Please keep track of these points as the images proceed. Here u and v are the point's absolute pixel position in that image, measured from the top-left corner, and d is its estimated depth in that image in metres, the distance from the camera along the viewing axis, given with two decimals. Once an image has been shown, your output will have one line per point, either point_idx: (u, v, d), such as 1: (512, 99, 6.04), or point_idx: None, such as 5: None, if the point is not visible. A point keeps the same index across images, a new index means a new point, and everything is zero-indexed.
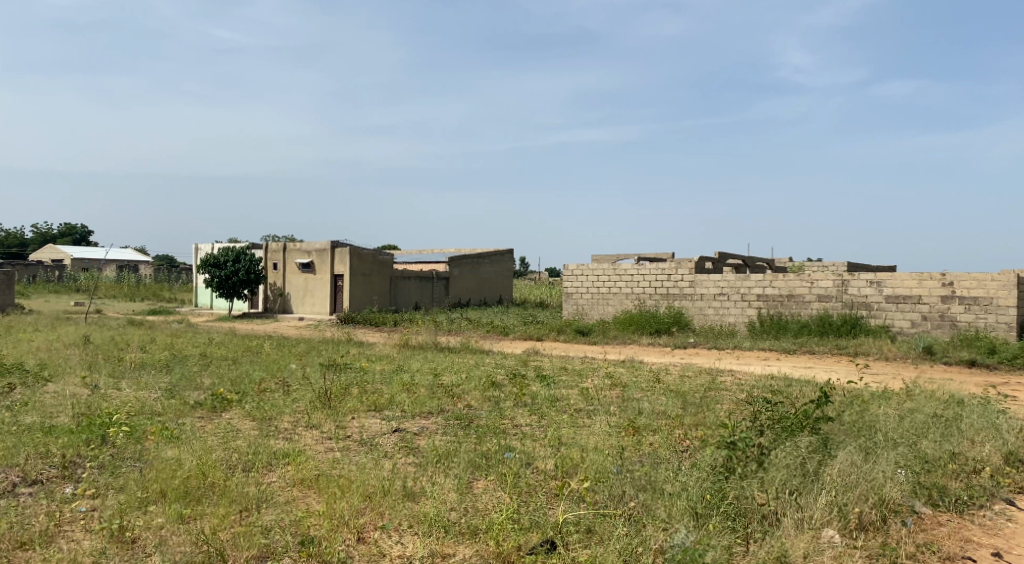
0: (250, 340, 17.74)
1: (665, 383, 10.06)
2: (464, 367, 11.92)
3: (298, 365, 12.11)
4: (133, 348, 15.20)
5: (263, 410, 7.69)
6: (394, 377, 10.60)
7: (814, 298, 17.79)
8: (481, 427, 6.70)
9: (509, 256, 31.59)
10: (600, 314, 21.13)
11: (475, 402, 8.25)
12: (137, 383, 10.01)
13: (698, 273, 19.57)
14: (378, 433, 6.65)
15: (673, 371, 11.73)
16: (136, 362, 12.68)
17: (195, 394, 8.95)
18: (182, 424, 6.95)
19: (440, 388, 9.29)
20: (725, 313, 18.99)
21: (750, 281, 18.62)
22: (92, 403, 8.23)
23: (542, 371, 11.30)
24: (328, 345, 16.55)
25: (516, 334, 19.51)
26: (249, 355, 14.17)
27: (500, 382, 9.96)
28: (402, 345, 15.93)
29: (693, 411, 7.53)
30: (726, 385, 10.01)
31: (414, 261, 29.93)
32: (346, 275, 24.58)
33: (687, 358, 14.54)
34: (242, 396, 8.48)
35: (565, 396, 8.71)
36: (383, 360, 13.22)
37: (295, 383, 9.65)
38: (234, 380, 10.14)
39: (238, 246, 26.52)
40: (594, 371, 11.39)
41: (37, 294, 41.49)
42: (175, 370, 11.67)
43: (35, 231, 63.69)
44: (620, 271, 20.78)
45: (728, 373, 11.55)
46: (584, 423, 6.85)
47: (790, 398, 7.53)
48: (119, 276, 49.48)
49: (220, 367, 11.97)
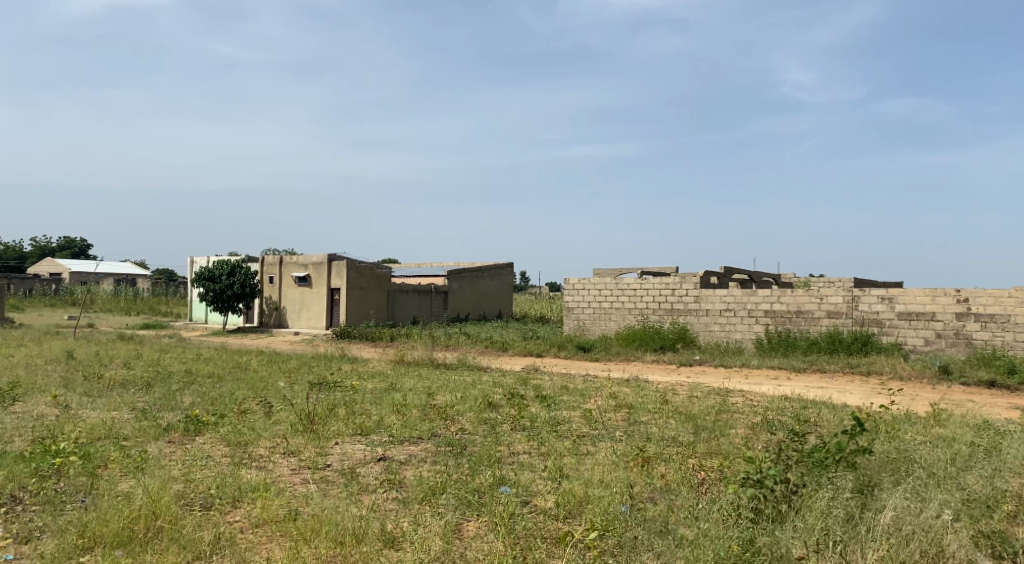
0: (239, 356, 17.13)
1: (673, 404, 9.45)
2: (459, 386, 11.30)
3: (285, 383, 11.50)
4: (117, 364, 14.60)
5: (239, 434, 7.07)
6: (385, 396, 10.00)
7: (823, 314, 17.20)
8: (474, 456, 6.09)
9: (509, 270, 31.00)
10: (602, 330, 20.52)
11: (469, 425, 7.64)
12: (111, 403, 9.37)
13: (703, 288, 18.99)
14: (362, 461, 6.04)
15: (680, 391, 11.10)
16: (116, 379, 12.05)
17: (170, 415, 8.35)
18: (148, 450, 6.34)
19: (433, 409, 8.70)
20: (731, 330, 18.40)
21: (757, 296, 18.03)
22: (56, 425, 7.62)
23: (541, 390, 10.69)
24: (320, 361, 15.93)
25: (515, 350, 18.91)
26: (236, 372, 13.56)
27: (497, 402, 9.36)
28: (396, 361, 15.32)
29: (706, 439, 6.92)
30: (737, 407, 9.39)
31: (412, 274, 29.35)
32: (342, 289, 24.01)
33: (693, 376, 13.95)
34: (220, 418, 7.87)
35: (567, 419, 8.10)
36: (376, 378, 12.59)
37: (280, 403, 9.03)
38: (215, 399, 9.52)
39: (233, 259, 25.98)
40: (596, 391, 10.77)
41: (31, 307, 40.90)
42: (155, 388, 11.05)
43: (33, 244, 63.15)
44: (622, 286, 20.20)
45: (738, 394, 10.92)
46: (588, 451, 6.24)
47: (812, 427, 6.91)
48: (116, 289, 48.89)
49: (203, 385, 11.36)
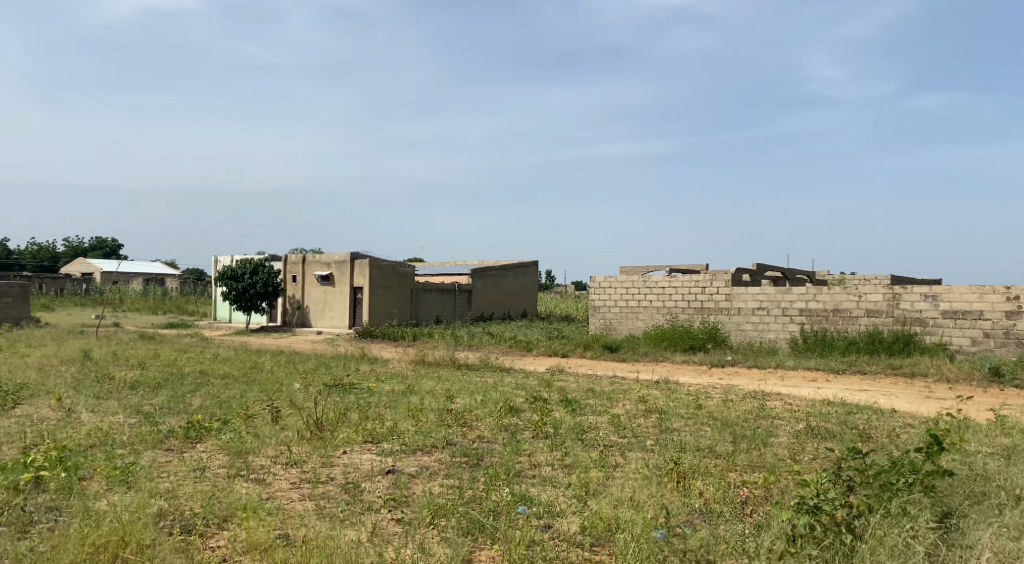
0: (257, 356, 16.76)
1: (707, 409, 8.83)
2: (481, 388, 10.77)
3: (299, 385, 11.06)
4: (133, 364, 14.30)
5: (242, 441, 6.61)
6: (401, 399, 9.51)
7: (862, 312, 16.42)
8: (492, 468, 5.57)
9: (533, 268, 30.41)
10: (630, 329, 19.88)
11: (488, 433, 7.10)
12: (117, 406, 8.99)
13: (735, 286, 18.31)
14: (368, 473, 5.53)
15: (713, 395, 10.48)
16: (128, 380, 11.69)
17: (174, 420, 7.92)
18: (141, 460, 5.89)
19: (450, 414, 8.20)
20: (765, 329, 17.69)
21: (792, 294, 17.30)
22: (53, 430, 7.22)
23: (566, 393, 10.13)
24: (338, 361, 15.52)
25: (540, 349, 18.35)
26: (252, 373, 13.16)
27: (518, 407, 8.82)
28: (416, 361, 14.84)
29: (746, 450, 6.33)
30: (776, 412, 8.76)
31: (436, 272, 28.89)
32: (365, 287, 23.63)
33: (726, 378, 13.31)
34: (225, 423, 7.41)
35: (593, 426, 7.53)
36: (394, 379, 12.12)
37: (290, 407, 8.58)
38: (224, 402, 9.10)
39: (256, 258, 25.71)
40: (624, 394, 10.17)
41: (62, 306, 41.22)
42: (166, 390, 10.66)
43: (66, 244, 63.88)
44: (650, 284, 19.55)
45: (776, 398, 10.26)
46: (617, 464, 5.67)
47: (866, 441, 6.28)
48: (145, 289, 49.19)
49: (215, 387, 10.96)
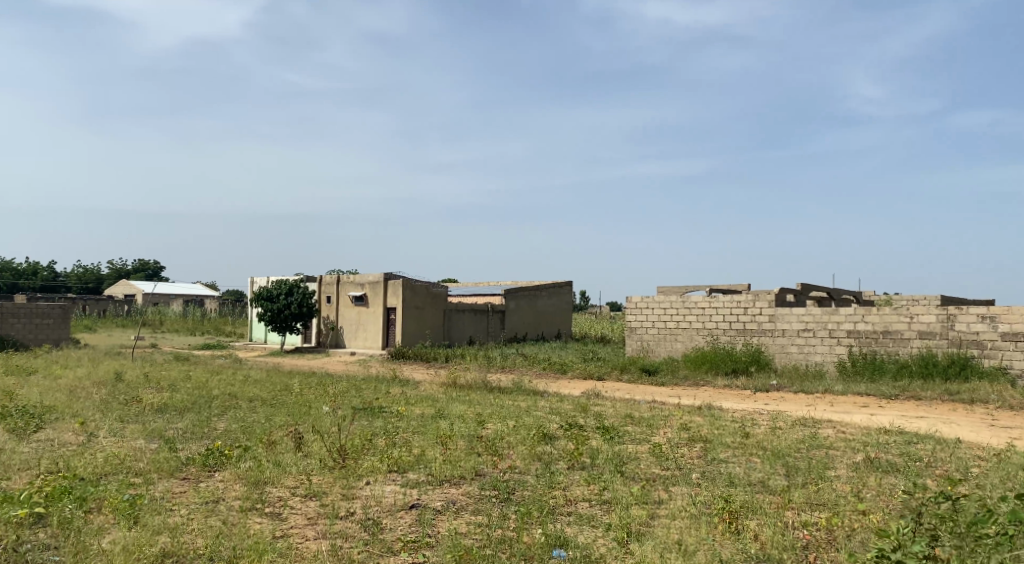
0: (288, 377, 16.53)
1: (755, 439, 8.28)
2: (514, 413, 10.34)
3: (328, 409, 10.74)
4: (163, 386, 14.13)
5: (261, 471, 6.27)
6: (430, 424, 9.11)
7: (915, 334, 15.66)
8: (525, 504, 5.14)
9: (568, 289, 29.92)
10: (668, 351, 19.28)
11: (520, 463, 6.66)
12: (140, 431, 8.74)
13: (779, 307, 17.66)
14: (390, 508, 5.13)
15: (760, 422, 9.91)
16: (156, 402, 11.48)
17: (196, 446, 7.61)
18: (153, 491, 5.57)
19: (481, 442, 7.78)
20: (810, 352, 16.99)
21: (839, 315, 16.60)
22: (69, 456, 6.94)
23: (604, 419, 9.65)
24: (369, 383, 15.20)
25: (575, 372, 17.85)
26: (281, 395, 12.89)
27: (553, 434, 8.36)
28: (448, 384, 14.43)
29: (802, 486, 5.82)
30: (830, 442, 8.18)
31: (469, 292, 28.57)
32: (398, 308, 23.39)
33: (772, 404, 12.69)
34: (245, 450, 7.06)
35: (633, 457, 7.05)
36: (424, 402, 11.74)
37: (315, 432, 8.22)
38: (249, 427, 8.79)
39: (291, 279, 25.66)
40: (665, 420, 9.66)
41: (103, 327, 41.75)
42: (192, 413, 10.41)
43: (110, 267, 65.10)
44: (689, 305, 18.97)
45: (828, 425, 9.66)
46: (662, 502, 5.21)
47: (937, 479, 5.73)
48: (185, 310, 49.71)
49: (242, 410, 10.68)
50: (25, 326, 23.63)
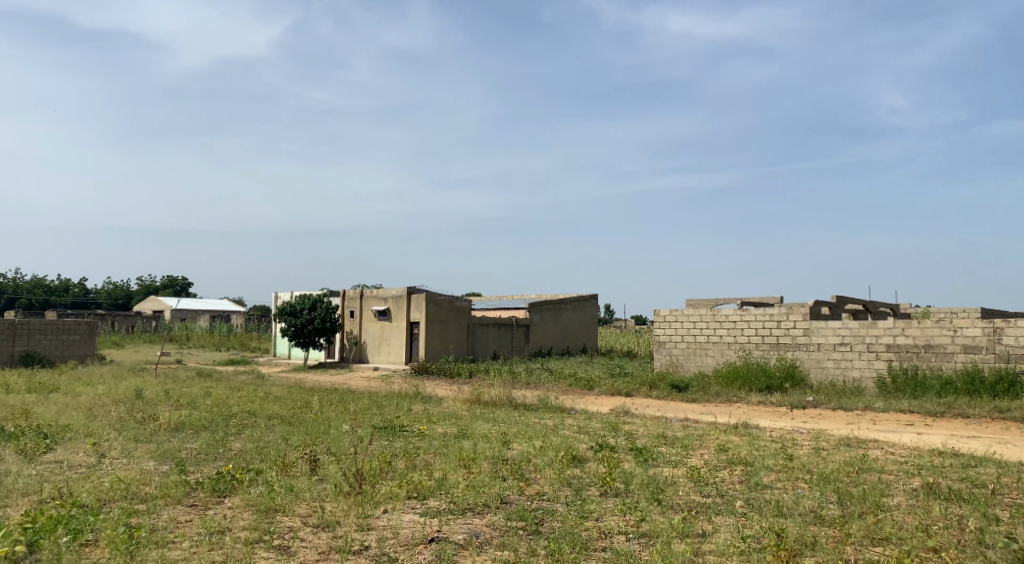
0: (310, 394, 16.21)
1: (799, 461, 7.76)
2: (540, 432, 9.89)
3: (347, 428, 10.37)
4: (182, 403, 13.88)
5: (273, 497, 5.90)
6: (453, 445, 8.70)
7: (958, 349, 15.00)
8: (556, 539, 4.71)
9: (593, 302, 29.41)
10: (698, 366, 18.70)
11: (549, 489, 6.23)
12: (153, 452, 8.41)
13: (813, 320, 17.06)
14: (409, 542, 4.73)
15: (801, 443, 9.37)
16: (173, 421, 11.18)
17: (207, 468, 7.25)
18: (157, 521, 5.21)
19: (507, 464, 7.35)
20: (848, 367, 16.35)
21: (877, 329, 15.97)
22: (75, 480, 6.61)
23: (635, 439, 9.17)
24: (391, 400, 14.83)
25: (602, 388, 17.35)
26: (301, 413, 12.55)
27: (582, 456, 7.91)
28: (473, 401, 14.01)
29: (857, 517, 5.33)
30: (880, 465, 7.63)
31: (493, 306, 28.16)
32: (421, 322, 23.06)
33: (811, 422, 12.10)
34: (258, 474, 6.69)
35: (670, 482, 6.59)
36: (447, 421, 11.32)
37: (333, 454, 7.84)
38: (265, 449, 8.43)
39: (314, 294, 25.44)
40: (700, 441, 9.17)
41: (131, 343, 41.92)
42: (209, 432, 10.09)
43: (139, 284, 65.70)
44: (719, 318, 18.41)
45: (875, 446, 9.10)
46: (706, 539, 4.76)
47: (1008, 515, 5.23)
48: (211, 325, 49.84)
49: (259, 429, 10.34)
50: (51, 342, 23.63)
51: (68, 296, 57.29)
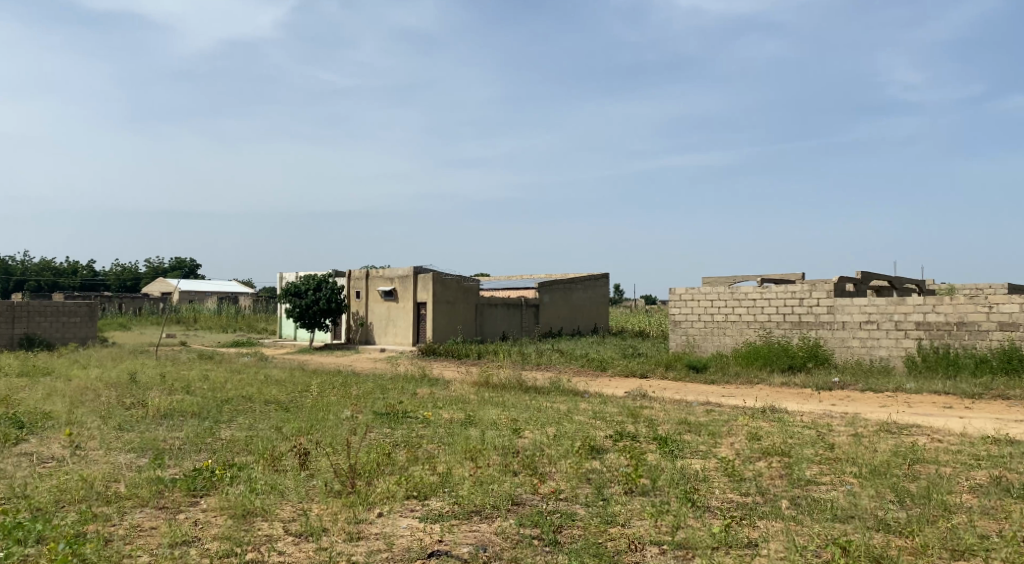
0: (313, 377, 15.55)
1: (841, 452, 7.03)
2: (553, 418, 9.18)
3: (347, 414, 9.69)
4: (178, 387, 13.22)
5: (254, 499, 5.20)
6: (458, 434, 7.99)
7: (994, 326, 14.17)
8: (578, 553, 4.00)
9: (604, 281, 28.61)
10: (716, 346, 17.94)
11: (566, 487, 5.51)
12: (132, 443, 7.72)
13: (838, 297, 16.26)
14: (406, 558, 4.02)
15: (836, 429, 8.61)
16: (163, 406, 10.50)
17: (186, 463, 6.56)
18: (114, 531, 4.51)
19: (518, 456, 6.65)
20: (875, 346, 15.55)
21: (907, 306, 15.15)
22: (39, 476, 5.93)
23: (657, 426, 8.44)
24: (396, 383, 14.16)
25: (616, 369, 16.62)
26: (299, 398, 11.87)
27: (601, 446, 7.19)
28: (481, 384, 13.30)
29: (927, 523, 4.59)
30: (931, 455, 6.86)
31: (502, 286, 27.42)
32: (429, 303, 22.37)
33: (842, 405, 11.36)
34: (240, 470, 5.97)
35: (703, 477, 5.86)
36: (454, 406, 10.62)
37: (327, 446, 7.13)
38: (255, 440, 7.73)
39: (319, 274, 24.74)
40: (728, 428, 8.44)
41: (138, 325, 41.45)
42: (198, 419, 9.41)
43: (147, 266, 65.29)
44: (738, 296, 17.63)
45: (919, 432, 8.32)
46: (754, 554, 4.04)
47: None
48: (218, 307, 49.30)
49: (253, 416, 9.65)
50: (51, 325, 23.04)
51: (76, 278, 56.81)
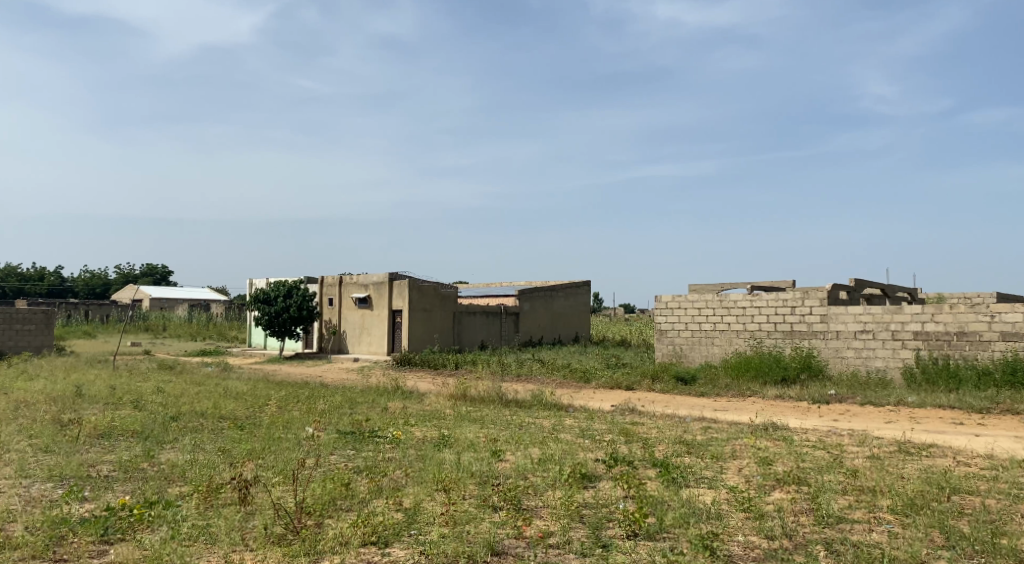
0: (278, 390, 14.49)
1: (865, 479, 6.19)
2: (537, 437, 8.27)
3: (308, 433, 8.69)
4: (126, 401, 12.09)
5: (173, 548, 4.23)
6: (430, 457, 7.04)
7: (996, 336, 13.49)
8: None
9: (586, 288, 27.76)
10: (704, 356, 17.15)
11: (557, 530, 4.62)
12: (52, 469, 6.66)
13: (832, 305, 15.53)
14: None
15: (850, 450, 7.79)
16: (102, 424, 9.41)
17: (107, 497, 5.55)
18: None
19: (499, 486, 5.74)
20: (870, 357, 14.83)
21: (904, 315, 14.45)
22: None
23: (652, 448, 7.56)
24: (367, 396, 13.16)
25: (601, 380, 15.75)
26: (260, 414, 10.83)
27: (594, 473, 6.28)
28: (457, 398, 12.35)
29: None
30: (967, 483, 6.05)
31: (480, 294, 26.47)
32: (404, 310, 21.38)
33: (844, 421, 10.57)
34: (163, 508, 4.96)
35: (717, 514, 4.99)
36: (427, 423, 9.66)
37: (277, 475, 6.14)
38: (196, 465, 6.72)
39: (290, 280, 23.63)
40: (730, 450, 7.58)
41: (104, 333, 39.91)
42: (139, 440, 8.36)
43: (117, 273, 63.53)
44: (727, 305, 16.86)
45: (941, 454, 7.51)
46: None
47: None
48: (189, 314, 47.82)
49: (202, 437, 8.60)
50: (3, 333, 21.69)
51: (41, 284, 54.93)
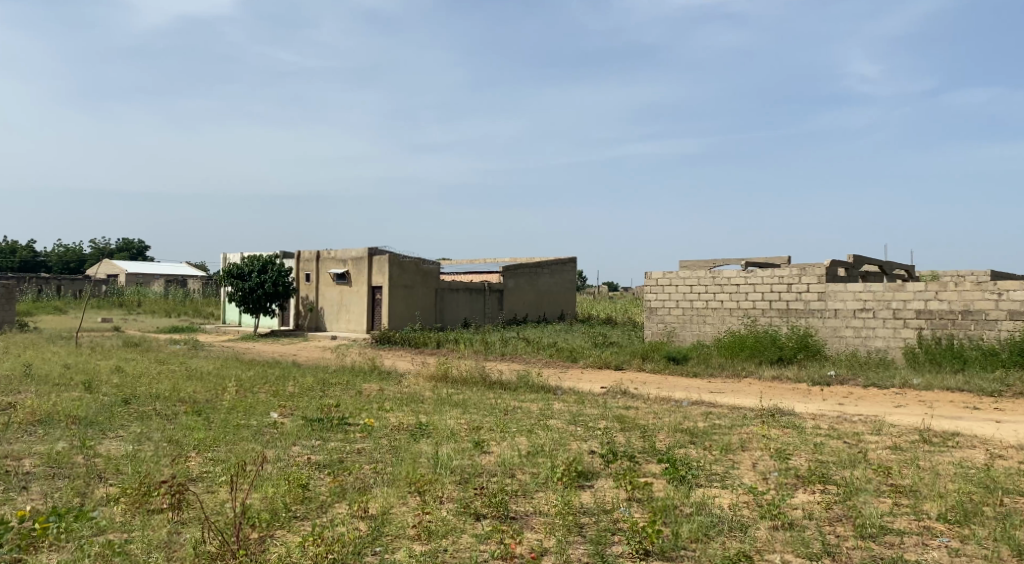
0: (247, 370, 13.59)
1: (896, 478, 5.44)
2: (524, 424, 7.48)
3: (271, 420, 7.83)
4: (79, 383, 11.14)
5: None
6: (403, 449, 6.20)
7: (1004, 315, 12.83)
8: None
9: (571, 265, 26.94)
10: (696, 336, 16.45)
11: (554, 547, 3.82)
12: None
13: (830, 282, 14.82)
14: None
15: (868, 441, 7.06)
16: (42, 408, 8.48)
17: (15, 502, 4.67)
18: None
19: (481, 488, 4.93)
20: (870, 336, 14.18)
21: (906, 292, 13.77)
22: None
23: (653, 438, 6.77)
24: (342, 378, 12.32)
25: (588, 360, 15.01)
26: (223, 398, 9.95)
27: (590, 470, 5.47)
28: (437, 378, 11.54)
29: None
30: (1014, 482, 5.31)
31: (463, 270, 25.59)
32: (384, 286, 20.49)
33: (851, 406, 9.88)
34: (76, 520, 4.09)
35: (739, 524, 4.21)
36: (404, 407, 8.83)
37: (225, 472, 5.28)
38: (136, 460, 5.84)
39: (264, 254, 22.59)
40: (739, 441, 6.82)
41: (77, 310, 38.59)
42: (80, 428, 7.46)
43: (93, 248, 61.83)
44: (721, 281, 16.11)
45: (970, 446, 6.79)
46: None
47: None
48: (165, 290, 46.49)
49: (153, 423, 7.72)
50: None
51: (11, 258, 53.40)
